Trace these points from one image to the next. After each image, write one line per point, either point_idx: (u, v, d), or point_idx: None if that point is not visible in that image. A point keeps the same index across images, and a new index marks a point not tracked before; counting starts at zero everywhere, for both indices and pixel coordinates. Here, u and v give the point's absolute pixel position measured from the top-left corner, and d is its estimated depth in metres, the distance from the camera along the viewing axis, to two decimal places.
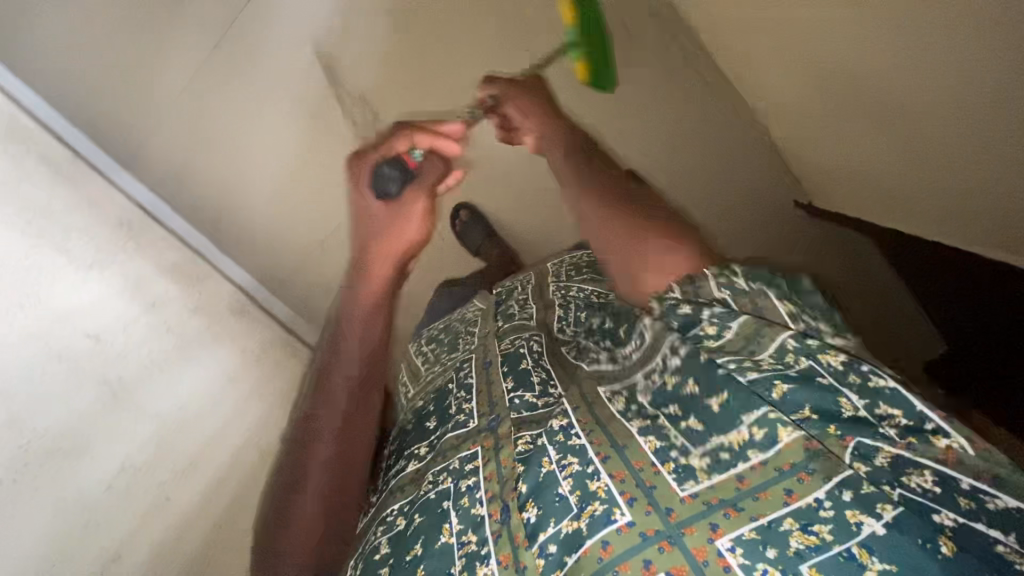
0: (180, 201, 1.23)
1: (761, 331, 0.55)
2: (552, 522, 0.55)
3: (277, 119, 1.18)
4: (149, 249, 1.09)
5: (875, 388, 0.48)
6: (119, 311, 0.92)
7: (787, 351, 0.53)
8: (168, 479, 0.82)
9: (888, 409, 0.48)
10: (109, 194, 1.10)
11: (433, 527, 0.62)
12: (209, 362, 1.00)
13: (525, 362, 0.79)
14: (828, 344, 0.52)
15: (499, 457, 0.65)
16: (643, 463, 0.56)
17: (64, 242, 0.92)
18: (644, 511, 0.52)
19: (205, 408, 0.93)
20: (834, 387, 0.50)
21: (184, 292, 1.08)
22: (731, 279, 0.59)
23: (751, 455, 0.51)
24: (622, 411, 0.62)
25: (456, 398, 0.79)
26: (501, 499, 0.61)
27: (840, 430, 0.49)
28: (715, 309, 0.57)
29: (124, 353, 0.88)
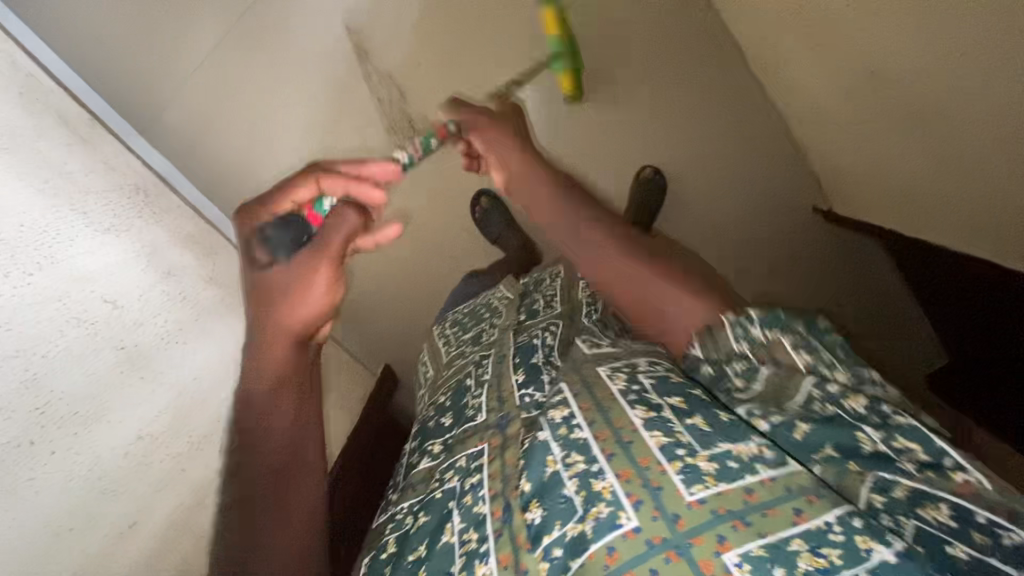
0: (197, 172, 1.21)
1: (783, 378, 0.51)
2: (558, 523, 0.47)
3: (299, 94, 1.16)
4: (164, 216, 1.08)
5: (890, 422, 0.46)
6: (135, 278, 0.91)
7: (812, 400, 0.49)
8: (184, 450, 0.82)
9: (904, 442, 0.44)
10: (126, 159, 1.07)
11: (437, 527, 0.56)
12: (224, 333, 1.02)
13: (537, 358, 0.73)
14: (850, 388, 0.48)
15: (505, 455, 0.57)
16: (649, 460, 0.48)
17: (80, 202, 0.89)
18: (651, 516, 0.44)
19: (217, 377, 0.95)
20: (851, 422, 0.47)
21: (199, 262, 1.08)
22: (747, 330, 0.53)
23: (759, 468, 0.46)
24: (623, 389, 0.56)
25: (471, 395, 0.74)
26: (503, 497, 0.52)
27: (860, 466, 0.45)
28: (739, 362, 0.54)
29: (141, 319, 0.87)
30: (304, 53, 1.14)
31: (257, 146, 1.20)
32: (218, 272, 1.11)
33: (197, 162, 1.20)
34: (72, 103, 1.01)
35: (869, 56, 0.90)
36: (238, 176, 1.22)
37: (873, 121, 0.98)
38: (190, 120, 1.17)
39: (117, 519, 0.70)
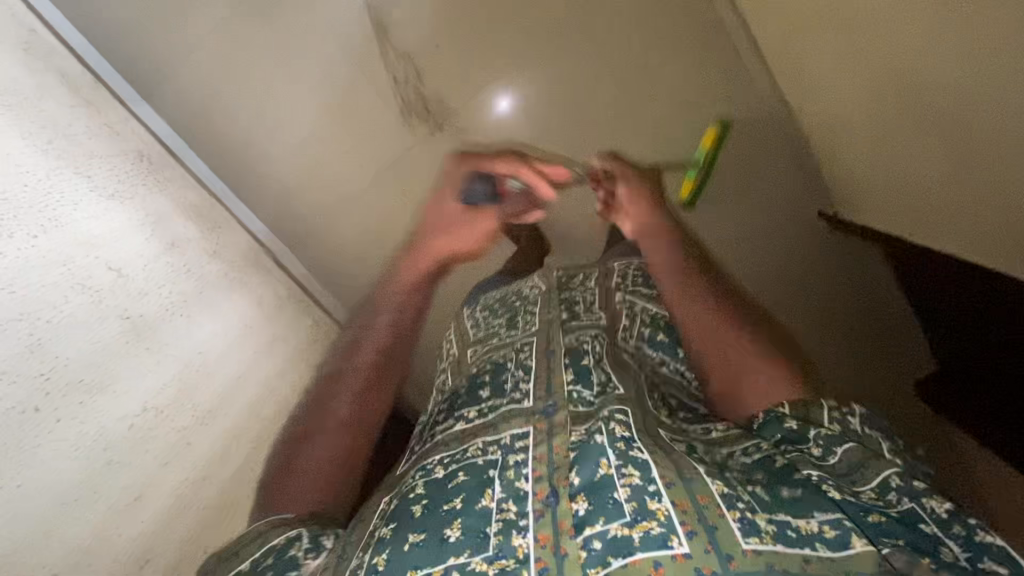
0: (202, 143, 1.18)
1: (866, 462, 0.54)
2: (603, 519, 0.49)
3: (311, 70, 1.14)
4: (168, 185, 1.05)
5: (979, 541, 0.45)
6: (140, 247, 0.89)
7: (889, 488, 0.51)
8: (190, 424, 0.80)
9: (992, 564, 0.43)
10: (128, 125, 1.04)
11: (477, 487, 0.57)
12: (229, 310, 1.00)
13: (587, 359, 0.74)
14: (934, 492, 0.50)
15: (552, 441, 0.60)
16: (708, 500, 0.49)
17: (83, 166, 0.86)
18: (704, 549, 0.46)
19: (222, 352, 0.93)
20: (936, 535, 0.47)
21: (203, 236, 1.05)
22: (845, 420, 0.59)
23: (818, 545, 0.46)
24: (688, 449, 0.58)
25: (514, 376, 0.75)
26: (550, 481, 0.55)
27: (935, 565, 0.44)
28: (823, 430, 0.57)
29: (145, 289, 0.85)
30: (315, 26, 1.11)
31: (265, 122, 1.17)
32: (222, 246, 1.09)
33: (203, 134, 1.17)
34: (75, 64, 0.98)
35: (867, 68, 0.90)
36: (245, 152, 1.19)
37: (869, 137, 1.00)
38: (197, 90, 1.14)
39: (122, 491, 0.68)
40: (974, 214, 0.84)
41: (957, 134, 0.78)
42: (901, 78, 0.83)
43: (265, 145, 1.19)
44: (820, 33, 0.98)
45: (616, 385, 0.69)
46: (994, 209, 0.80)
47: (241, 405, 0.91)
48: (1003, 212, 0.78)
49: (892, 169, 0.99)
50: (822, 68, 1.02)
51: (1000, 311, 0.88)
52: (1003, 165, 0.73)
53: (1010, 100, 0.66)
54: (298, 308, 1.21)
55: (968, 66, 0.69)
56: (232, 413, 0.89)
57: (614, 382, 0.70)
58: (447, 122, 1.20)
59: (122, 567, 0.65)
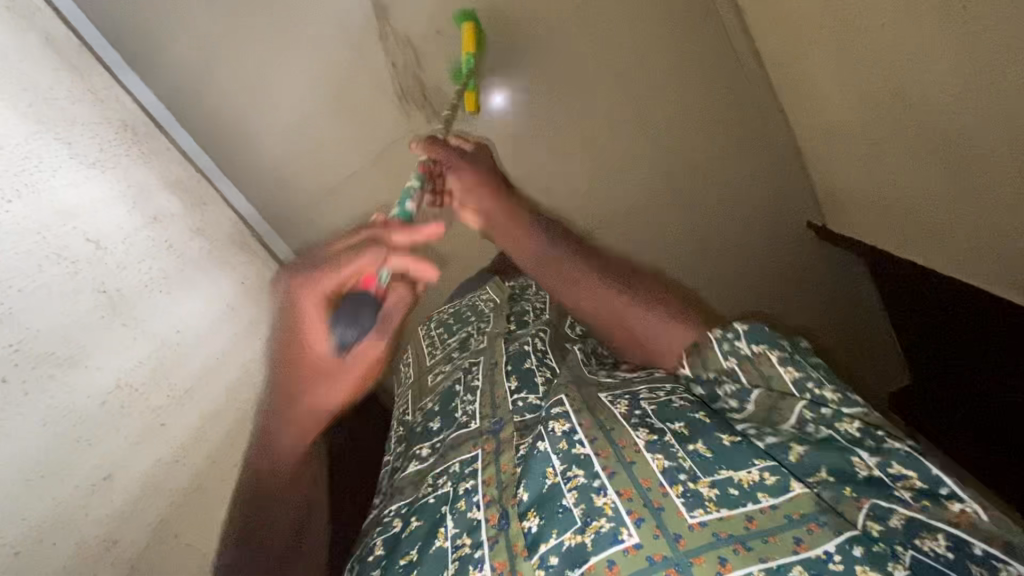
0: (189, 117, 1.14)
1: (778, 403, 0.54)
2: (555, 532, 0.48)
3: (306, 46, 1.11)
4: (153, 157, 1.02)
5: (887, 448, 0.47)
6: (120, 219, 0.86)
7: (805, 421, 0.52)
8: (164, 404, 0.77)
9: (902, 470, 0.45)
10: (113, 93, 1.00)
11: (429, 531, 0.56)
12: (211, 288, 0.98)
13: (529, 362, 0.75)
14: (840, 410, 0.51)
15: (499, 461, 0.59)
16: (651, 482, 0.49)
17: (65, 132, 0.82)
18: (653, 534, 0.46)
19: (201, 331, 0.90)
20: (848, 449, 0.48)
21: (187, 212, 1.02)
22: (735, 346, 0.58)
23: (761, 497, 0.47)
24: (626, 414, 0.59)
25: (462, 401, 0.74)
26: (500, 504, 0.54)
27: (856, 492, 0.46)
28: (729, 386, 0.58)
29: (123, 263, 0.82)
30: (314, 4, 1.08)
31: (255, 97, 1.14)
32: (206, 223, 1.06)
33: (190, 106, 1.14)
34: (59, 26, 0.94)
35: (864, 79, 0.90)
36: (234, 126, 1.16)
37: (861, 151, 1.02)
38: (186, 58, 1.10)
39: (91, 470, 0.65)
40: (963, 229, 0.85)
41: (951, 150, 0.79)
42: (899, 91, 0.83)
43: (254, 121, 1.16)
44: (818, 46, 0.98)
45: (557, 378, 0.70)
46: (986, 228, 0.81)
47: (220, 385, 0.89)
48: (992, 230, 0.80)
49: (883, 184, 1.00)
50: (820, 77, 1.03)
51: (1002, 331, 0.87)
52: (1001, 185, 0.73)
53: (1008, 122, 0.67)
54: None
55: (967, 80, 0.69)
56: (209, 394, 0.86)
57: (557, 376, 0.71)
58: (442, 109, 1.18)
59: (88, 550, 0.62)
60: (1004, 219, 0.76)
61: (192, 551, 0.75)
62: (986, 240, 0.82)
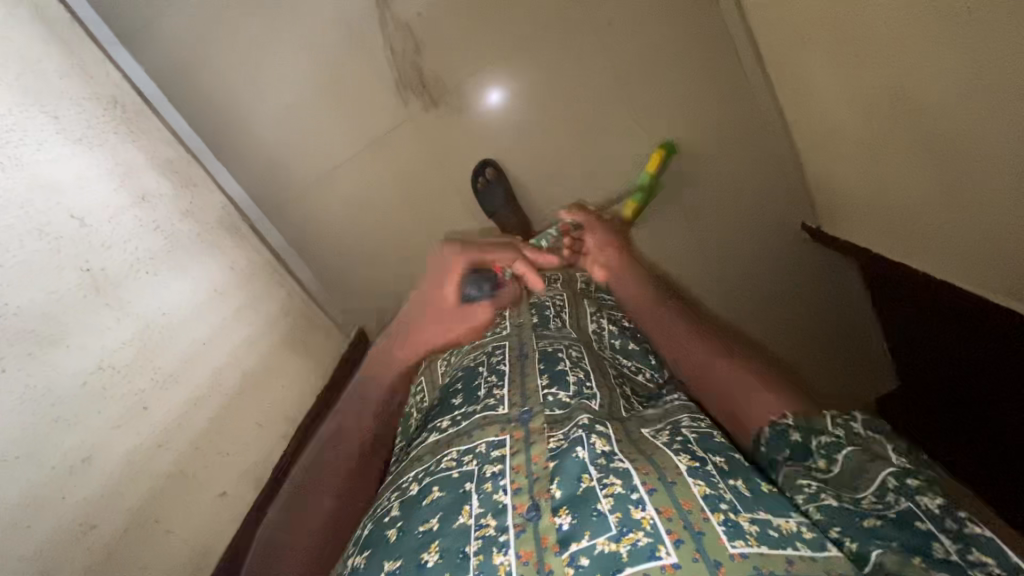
0: (183, 97, 1.12)
1: (864, 465, 0.49)
2: (588, 534, 0.46)
3: (301, 29, 1.09)
4: (142, 137, 0.99)
5: (967, 534, 0.42)
6: (107, 197, 0.84)
7: (886, 489, 0.47)
8: (147, 388, 0.76)
9: (982, 557, 0.40)
10: (104, 68, 0.97)
11: (455, 503, 0.54)
12: (199, 272, 0.95)
13: (563, 363, 0.72)
14: (930, 487, 0.45)
15: (530, 451, 0.57)
16: (691, 505, 0.47)
17: (52, 105, 0.80)
18: (691, 557, 0.43)
19: (189, 315, 0.88)
20: (927, 528, 0.43)
21: (177, 195, 1.00)
22: (848, 423, 0.54)
23: (799, 545, 0.44)
24: (667, 442, 0.57)
25: (486, 381, 0.72)
26: (529, 494, 0.52)
27: (925, 567, 0.41)
28: (823, 439, 0.53)
29: (109, 242, 0.80)
30: None
31: (249, 79, 1.12)
32: (196, 206, 1.04)
33: (183, 86, 1.11)
34: None
35: (863, 81, 0.91)
36: (227, 109, 1.14)
37: (857, 153, 1.02)
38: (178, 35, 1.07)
39: (69, 452, 0.63)
40: (958, 233, 0.86)
41: (948, 152, 0.79)
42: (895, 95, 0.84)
43: (247, 103, 1.14)
44: (815, 48, 0.99)
45: (591, 385, 0.68)
46: (980, 231, 0.81)
47: (207, 371, 0.87)
48: (983, 233, 0.80)
49: (879, 186, 1.01)
50: (818, 78, 1.03)
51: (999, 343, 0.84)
52: (995, 189, 0.74)
53: (999, 125, 0.67)
54: (274, 276, 1.17)
55: (963, 82, 0.70)
56: (195, 379, 0.84)
57: (590, 381, 0.69)
58: (439, 98, 1.17)
59: (63, 534, 0.60)
60: (996, 222, 0.76)
61: (172, 538, 0.73)
62: (978, 243, 0.83)
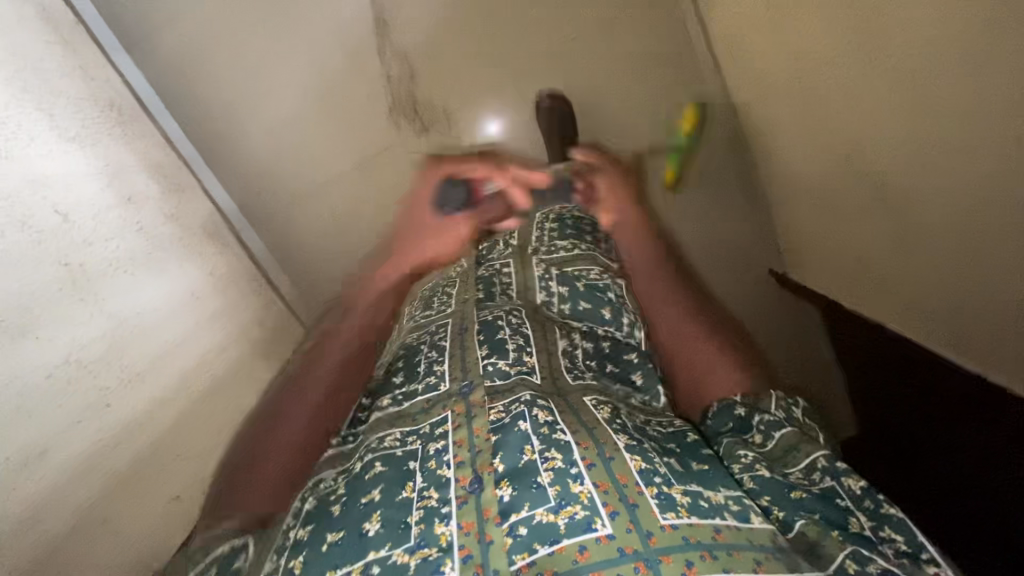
0: (183, 109, 1.15)
1: (799, 447, 0.62)
2: (527, 505, 0.51)
3: (307, 56, 1.15)
4: (136, 139, 1.03)
5: (884, 514, 0.54)
6: (94, 196, 0.87)
7: (818, 470, 0.59)
8: (113, 385, 0.76)
9: (891, 534, 0.52)
10: (105, 74, 1.01)
11: (396, 479, 0.56)
12: (177, 274, 0.97)
13: (503, 332, 0.77)
14: (854, 473, 0.58)
15: (472, 424, 0.60)
16: (627, 479, 0.53)
17: (49, 105, 0.84)
18: (625, 528, 0.48)
19: (164, 317, 0.89)
20: (846, 505, 0.55)
21: (164, 196, 1.03)
22: (787, 409, 0.69)
23: (725, 516, 0.51)
24: (607, 420, 0.62)
25: (428, 358, 0.75)
26: (472, 468, 0.56)
27: (841, 535, 0.51)
28: (766, 419, 0.67)
29: (91, 239, 0.83)
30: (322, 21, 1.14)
31: (255, 92, 1.16)
32: (181, 211, 1.06)
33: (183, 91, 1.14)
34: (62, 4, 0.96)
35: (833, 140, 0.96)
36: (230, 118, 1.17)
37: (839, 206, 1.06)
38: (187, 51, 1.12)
39: (26, 444, 0.64)
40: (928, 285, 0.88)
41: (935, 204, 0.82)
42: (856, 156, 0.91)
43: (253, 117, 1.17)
44: (805, 101, 1.05)
45: (529, 351, 0.74)
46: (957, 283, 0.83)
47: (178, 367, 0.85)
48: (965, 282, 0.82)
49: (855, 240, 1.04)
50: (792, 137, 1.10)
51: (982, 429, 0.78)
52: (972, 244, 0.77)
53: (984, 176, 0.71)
54: (254, 286, 1.16)
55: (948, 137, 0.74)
56: (162, 379, 0.82)
57: (529, 346, 0.75)
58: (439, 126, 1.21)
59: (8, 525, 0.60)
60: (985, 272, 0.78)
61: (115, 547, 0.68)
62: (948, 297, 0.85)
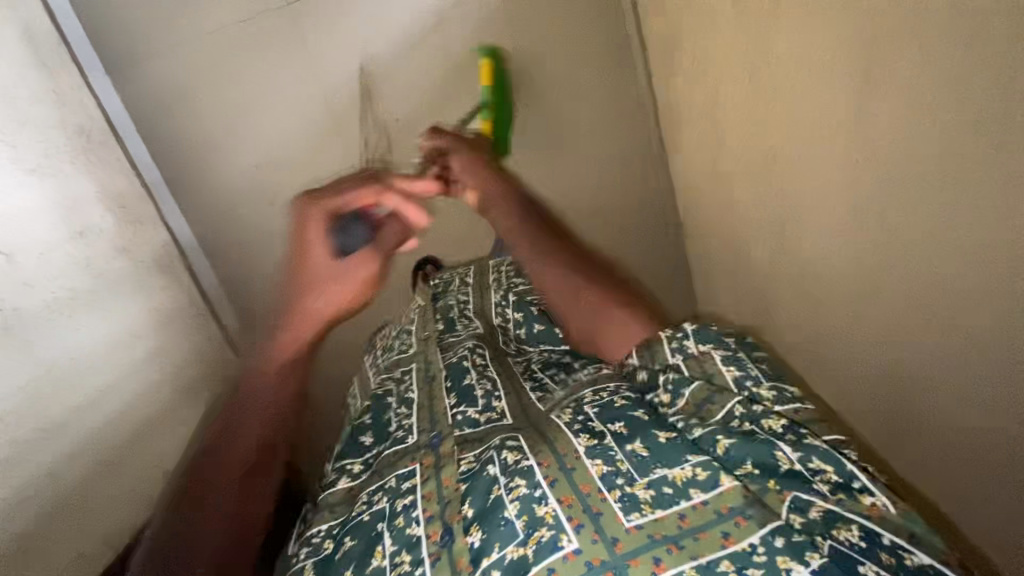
0: (156, 135, 1.09)
1: (712, 397, 0.58)
2: (497, 546, 0.49)
3: (295, 105, 1.11)
4: (98, 167, 0.99)
5: (808, 445, 0.51)
6: (45, 232, 0.83)
7: (734, 417, 0.56)
8: (28, 435, 0.69)
9: (821, 465, 0.49)
10: (79, 94, 0.99)
11: (366, 549, 0.56)
12: (119, 313, 0.92)
13: (469, 377, 0.77)
14: (769, 410, 0.55)
15: (441, 476, 0.60)
16: (590, 487, 0.51)
17: (11, 133, 0.81)
18: (591, 539, 0.47)
19: (98, 359, 0.84)
20: (770, 441, 0.52)
21: (116, 227, 0.98)
22: (683, 344, 0.65)
23: (692, 493, 0.49)
24: (569, 419, 0.61)
25: (396, 414, 0.76)
26: (441, 521, 0.55)
27: (780, 484, 0.48)
28: (670, 376, 0.62)
29: (32, 279, 0.78)
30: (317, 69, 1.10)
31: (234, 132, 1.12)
32: (133, 243, 1.02)
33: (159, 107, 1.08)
34: (45, 23, 0.94)
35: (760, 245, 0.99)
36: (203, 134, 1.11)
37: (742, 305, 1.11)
38: (167, 81, 1.07)
39: None
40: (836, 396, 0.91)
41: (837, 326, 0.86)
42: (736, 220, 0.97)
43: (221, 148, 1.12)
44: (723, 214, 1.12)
45: (498, 396, 0.73)
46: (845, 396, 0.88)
47: (95, 422, 0.80)
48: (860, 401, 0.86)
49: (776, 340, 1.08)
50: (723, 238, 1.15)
51: None
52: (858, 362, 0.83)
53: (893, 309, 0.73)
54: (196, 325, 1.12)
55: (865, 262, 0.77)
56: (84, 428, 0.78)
57: (496, 390, 0.74)
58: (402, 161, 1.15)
59: None
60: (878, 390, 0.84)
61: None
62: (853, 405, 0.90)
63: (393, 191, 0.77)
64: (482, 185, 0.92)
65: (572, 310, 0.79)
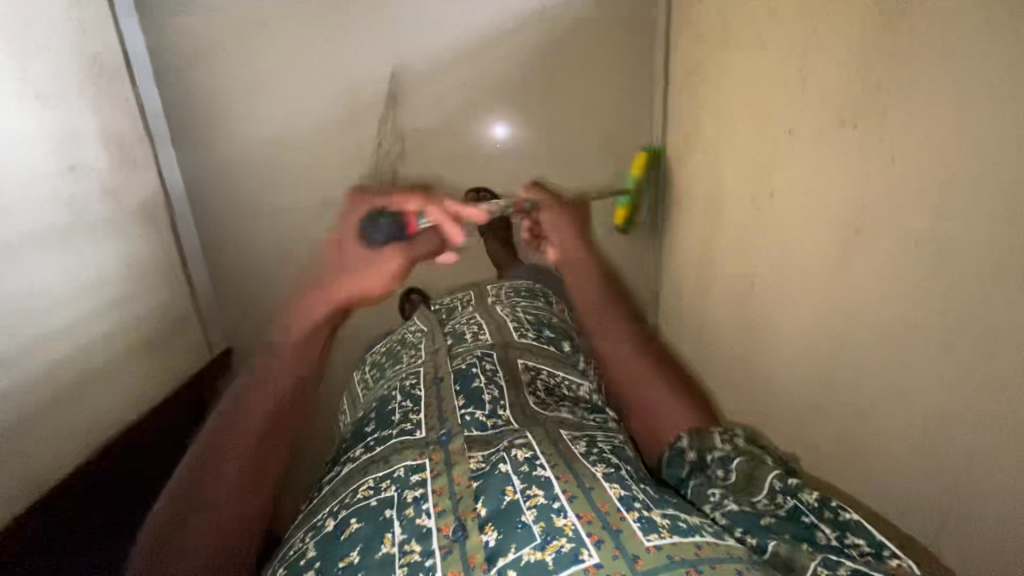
0: (171, 82, 1.07)
1: (757, 474, 0.57)
2: (514, 547, 0.47)
3: (318, 87, 1.10)
4: (105, 104, 0.94)
5: (842, 519, 0.49)
6: (36, 160, 0.77)
7: (774, 492, 0.54)
8: None
9: (854, 538, 0.48)
10: (101, 22, 0.95)
11: (373, 535, 0.51)
12: (88, 254, 0.85)
13: (479, 380, 0.73)
14: (805, 486, 0.54)
15: (451, 473, 0.57)
16: (609, 506, 0.50)
17: (25, 53, 0.76)
18: (612, 555, 0.45)
19: (60, 298, 0.78)
20: (812, 524, 0.50)
21: (111, 173, 0.93)
22: (735, 440, 0.63)
23: (705, 533, 0.48)
24: (583, 452, 0.59)
25: (402, 406, 0.72)
26: (454, 515, 0.51)
27: (811, 548, 0.47)
28: (716, 455, 0.62)
29: (12, 206, 0.71)
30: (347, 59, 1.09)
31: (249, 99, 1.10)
32: (122, 185, 0.96)
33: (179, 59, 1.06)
34: None
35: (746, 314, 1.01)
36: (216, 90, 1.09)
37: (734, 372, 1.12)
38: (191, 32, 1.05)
39: None
40: None
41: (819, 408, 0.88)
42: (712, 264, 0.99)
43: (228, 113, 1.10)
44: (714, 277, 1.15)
45: (504, 405, 0.70)
46: None
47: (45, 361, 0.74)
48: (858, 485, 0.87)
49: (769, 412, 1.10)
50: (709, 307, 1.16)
51: None
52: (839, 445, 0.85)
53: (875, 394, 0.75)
54: (166, 283, 1.07)
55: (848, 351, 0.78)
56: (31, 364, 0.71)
57: (502, 400, 0.71)
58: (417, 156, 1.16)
59: None
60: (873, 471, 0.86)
61: None
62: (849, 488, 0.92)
63: (438, 204, 0.73)
64: (564, 237, 0.89)
65: (627, 377, 0.76)
